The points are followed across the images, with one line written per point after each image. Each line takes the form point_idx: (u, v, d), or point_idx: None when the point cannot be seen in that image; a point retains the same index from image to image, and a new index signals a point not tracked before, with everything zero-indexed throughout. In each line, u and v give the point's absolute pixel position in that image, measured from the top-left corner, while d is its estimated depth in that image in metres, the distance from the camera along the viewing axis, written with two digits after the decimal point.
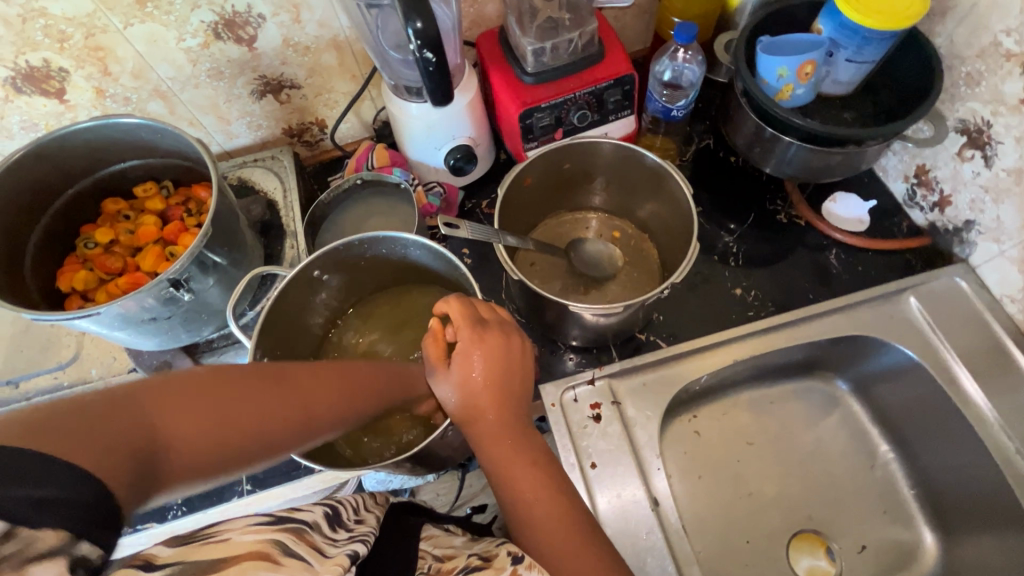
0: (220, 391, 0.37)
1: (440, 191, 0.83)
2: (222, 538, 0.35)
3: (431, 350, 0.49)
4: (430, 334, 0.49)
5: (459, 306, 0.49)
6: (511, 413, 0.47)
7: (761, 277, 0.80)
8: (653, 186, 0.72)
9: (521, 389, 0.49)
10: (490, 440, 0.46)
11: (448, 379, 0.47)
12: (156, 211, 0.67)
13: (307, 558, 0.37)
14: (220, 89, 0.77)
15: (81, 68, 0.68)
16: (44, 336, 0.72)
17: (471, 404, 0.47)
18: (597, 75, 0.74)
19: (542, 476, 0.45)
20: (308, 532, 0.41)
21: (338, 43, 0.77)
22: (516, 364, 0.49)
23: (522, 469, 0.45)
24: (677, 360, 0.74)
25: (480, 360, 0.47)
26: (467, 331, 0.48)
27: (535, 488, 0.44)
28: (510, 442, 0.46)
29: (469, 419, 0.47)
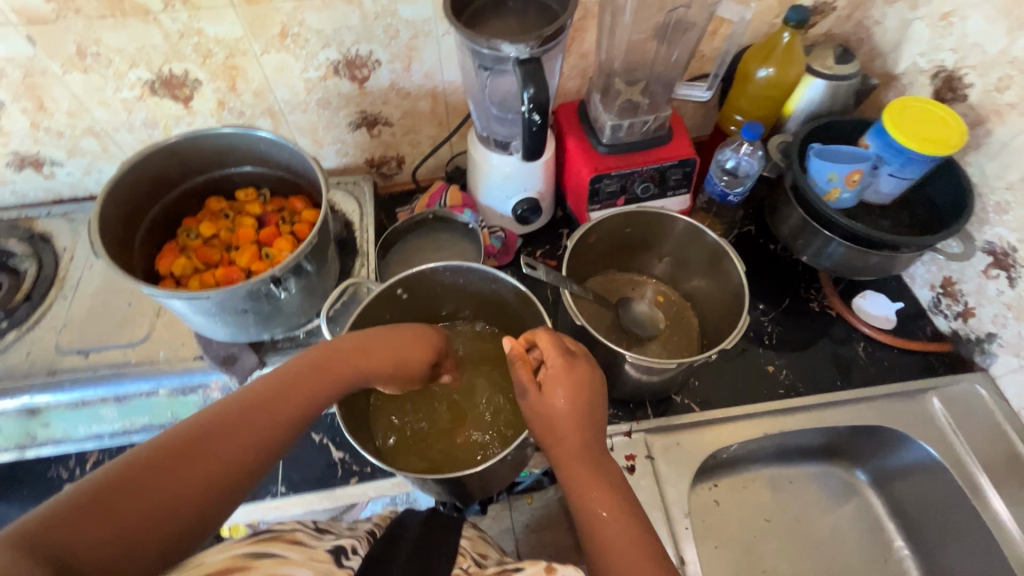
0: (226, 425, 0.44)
1: (503, 236, 0.90)
2: (195, 562, 0.40)
3: (520, 373, 0.53)
4: (517, 360, 0.53)
5: (548, 337, 0.54)
6: (594, 438, 0.51)
7: (794, 358, 0.85)
8: (708, 263, 0.78)
9: (602, 418, 0.53)
10: (571, 463, 0.50)
11: (536, 400, 0.52)
12: (254, 215, 0.73)
13: (282, 553, 0.43)
14: (323, 116, 0.85)
15: (213, 82, 0.77)
16: (120, 313, 0.76)
17: (554, 425, 0.51)
18: (664, 154, 0.82)
19: (618, 500, 0.48)
20: (293, 532, 0.48)
21: (435, 93, 0.86)
22: (601, 395, 0.53)
23: (599, 489, 0.49)
24: (709, 425, 0.78)
25: (568, 385, 0.51)
26: (558, 358, 0.53)
27: (611, 510, 0.47)
28: (590, 467, 0.50)
29: (551, 441, 0.51)
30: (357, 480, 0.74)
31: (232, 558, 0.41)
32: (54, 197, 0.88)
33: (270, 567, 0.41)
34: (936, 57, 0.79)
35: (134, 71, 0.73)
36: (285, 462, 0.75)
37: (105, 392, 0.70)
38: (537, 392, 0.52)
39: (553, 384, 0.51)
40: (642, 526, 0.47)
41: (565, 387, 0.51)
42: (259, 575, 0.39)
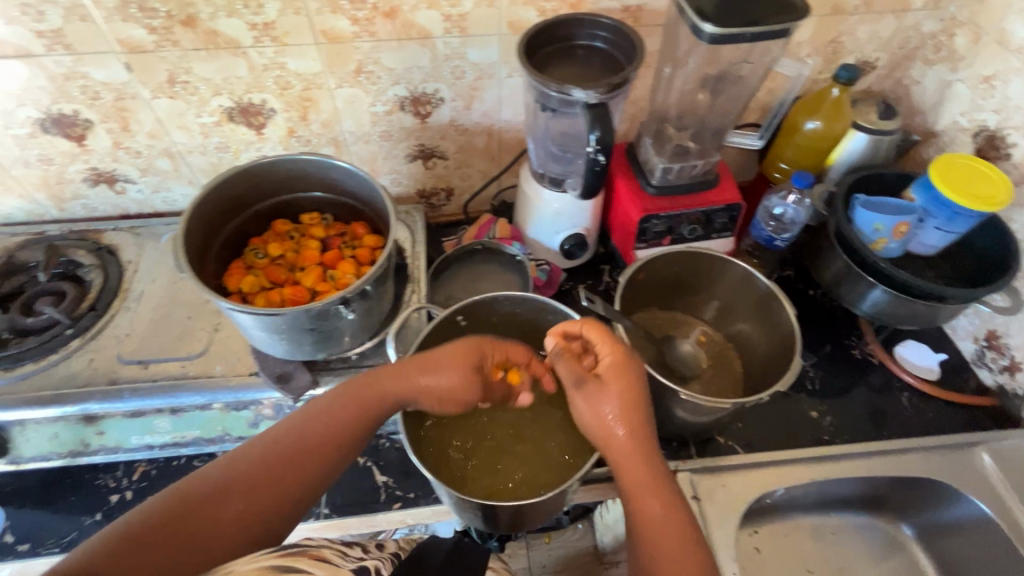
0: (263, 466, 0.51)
1: (548, 269, 0.92)
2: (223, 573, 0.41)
3: (575, 370, 0.61)
4: (570, 358, 0.61)
5: (600, 337, 0.62)
6: (645, 434, 0.59)
7: (836, 405, 0.85)
8: (757, 309, 0.80)
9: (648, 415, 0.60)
10: (628, 458, 0.58)
11: (589, 394, 0.61)
12: (318, 238, 0.76)
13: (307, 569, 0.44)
14: (383, 148, 0.90)
15: (287, 111, 0.81)
16: (181, 327, 0.78)
17: (605, 418, 0.60)
18: (711, 198, 0.85)
19: (662, 494, 0.57)
20: (320, 549, 0.48)
21: (491, 130, 0.90)
22: (646, 395, 0.61)
23: (649, 484, 0.57)
24: (753, 468, 0.77)
25: (623, 385, 0.60)
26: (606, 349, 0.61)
27: (664, 507, 0.56)
28: (646, 463, 0.58)
29: (602, 431, 0.60)
30: (400, 506, 0.74)
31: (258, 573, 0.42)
32: (121, 212, 0.92)
33: None
34: (978, 117, 0.82)
35: (216, 99, 0.78)
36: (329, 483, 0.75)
37: (162, 404, 0.71)
38: (594, 385, 0.60)
39: (611, 384, 0.60)
40: (688, 526, 0.56)
41: (616, 388, 0.60)
42: None
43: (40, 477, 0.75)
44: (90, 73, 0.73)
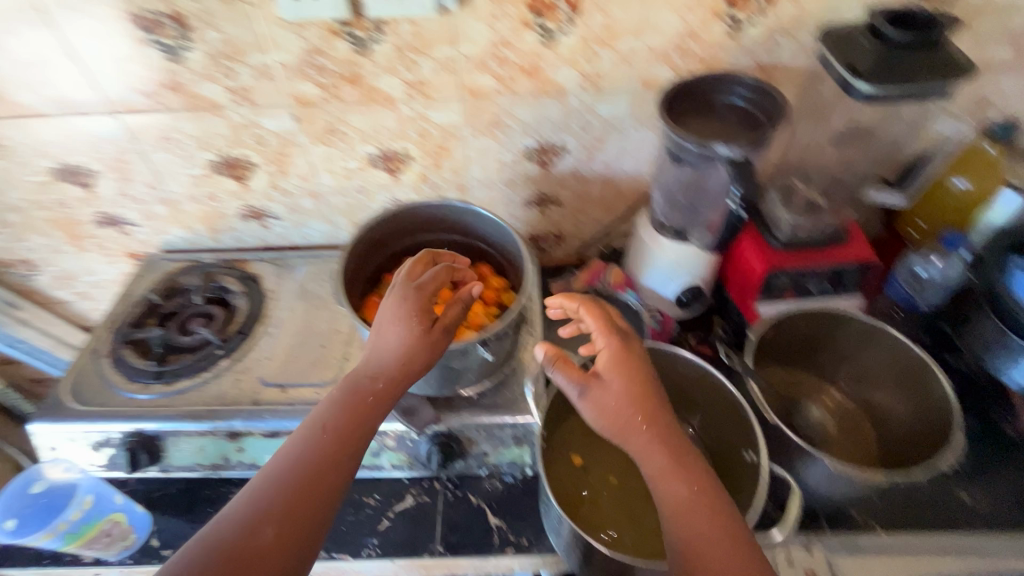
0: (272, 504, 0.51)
1: (660, 317, 0.90)
2: None
3: (572, 372, 0.57)
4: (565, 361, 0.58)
5: (593, 312, 0.60)
6: (671, 428, 0.56)
7: (990, 489, 0.76)
8: (900, 377, 0.75)
9: (658, 395, 0.57)
10: (650, 451, 0.54)
11: (596, 391, 0.56)
12: (448, 277, 0.80)
13: None
14: (504, 194, 0.94)
15: (423, 158, 0.87)
16: (315, 354, 0.83)
17: (619, 412, 0.56)
18: (842, 256, 0.82)
19: (694, 486, 0.53)
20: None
21: (609, 180, 0.92)
22: (646, 371, 0.58)
23: (675, 477, 0.53)
24: (900, 552, 0.70)
25: (623, 375, 0.57)
26: (599, 332, 0.59)
27: (701, 501, 0.52)
28: (670, 454, 0.54)
29: (627, 428, 0.55)
30: (512, 552, 0.73)
31: None
32: (263, 244, 1.01)
33: None
34: None
35: (363, 147, 0.85)
36: (444, 521, 0.76)
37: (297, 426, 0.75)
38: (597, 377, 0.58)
39: (612, 372, 0.57)
40: (727, 519, 0.51)
41: (622, 371, 0.57)
42: None
43: (183, 486, 0.81)
44: (264, 123, 0.82)
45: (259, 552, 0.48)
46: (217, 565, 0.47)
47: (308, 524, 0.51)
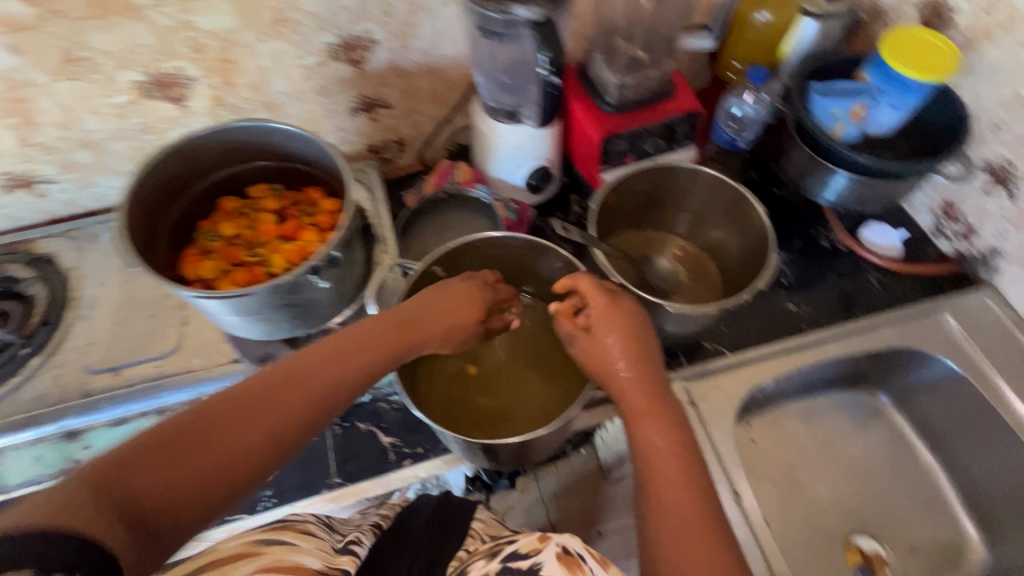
0: (253, 402, 0.48)
1: (516, 208, 0.89)
2: (213, 547, 0.50)
3: (566, 323, 0.58)
4: (562, 309, 0.59)
5: (589, 282, 0.58)
6: (650, 373, 0.54)
7: (810, 296, 0.88)
8: (729, 211, 0.80)
9: (652, 358, 0.56)
10: (632, 394, 0.53)
11: (585, 344, 0.57)
12: (272, 210, 0.72)
13: (290, 541, 0.53)
14: (322, 105, 0.84)
15: (207, 77, 0.74)
16: (145, 325, 0.74)
17: (598, 363, 0.56)
18: (669, 109, 0.84)
19: (673, 448, 0.50)
20: (305, 523, 0.58)
21: (434, 70, 0.85)
22: (644, 336, 0.56)
23: (654, 431, 0.51)
24: (743, 367, 0.80)
25: (618, 332, 0.55)
26: (599, 304, 0.57)
27: (667, 439, 0.50)
28: (650, 398, 0.53)
29: (606, 377, 0.55)
30: (410, 462, 0.75)
31: (244, 545, 0.51)
32: (49, 217, 0.84)
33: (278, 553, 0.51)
34: None
35: (124, 74, 0.70)
36: (336, 454, 0.75)
37: (145, 406, 0.69)
38: (587, 338, 0.57)
39: (602, 331, 0.56)
40: (690, 448, 0.50)
41: (613, 325, 0.55)
42: (268, 560, 0.49)
43: None
44: None
45: (227, 455, 0.45)
46: (192, 433, 0.45)
47: (278, 448, 0.48)
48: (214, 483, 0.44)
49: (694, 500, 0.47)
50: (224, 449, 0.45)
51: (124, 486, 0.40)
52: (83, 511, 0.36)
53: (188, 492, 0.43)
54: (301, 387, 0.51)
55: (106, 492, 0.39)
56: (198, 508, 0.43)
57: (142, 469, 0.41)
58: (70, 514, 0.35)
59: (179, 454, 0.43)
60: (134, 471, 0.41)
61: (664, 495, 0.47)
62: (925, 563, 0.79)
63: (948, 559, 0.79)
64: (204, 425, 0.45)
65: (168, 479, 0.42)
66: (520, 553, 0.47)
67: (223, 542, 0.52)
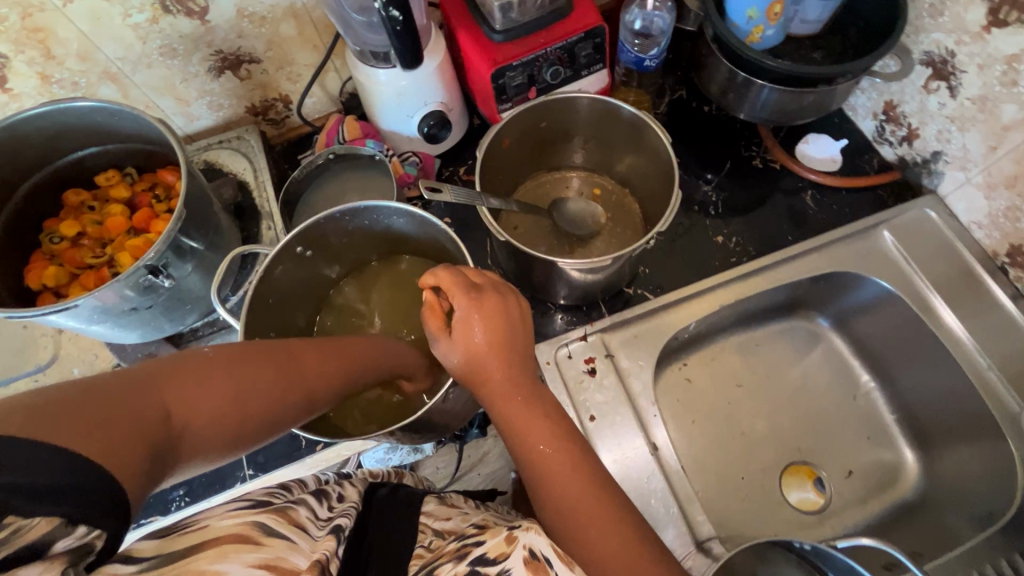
0: (251, 364, 0.42)
1: (417, 160, 0.81)
2: (200, 526, 0.33)
3: (431, 323, 0.48)
4: (427, 308, 0.49)
5: (448, 277, 0.48)
6: (522, 370, 0.48)
7: (741, 223, 0.81)
8: (632, 139, 0.72)
9: (525, 347, 0.49)
10: (505, 400, 0.46)
11: (452, 346, 0.47)
12: (122, 199, 0.64)
13: (294, 535, 0.36)
14: (174, 68, 0.73)
15: (22, 52, 0.64)
16: (17, 339, 0.69)
17: (472, 365, 0.47)
18: (567, 29, 0.73)
19: (556, 431, 0.45)
20: (294, 509, 0.39)
21: (295, 12, 0.74)
22: (517, 326, 0.49)
23: (535, 421, 0.46)
24: (666, 310, 0.75)
25: (489, 329, 0.47)
26: (464, 302, 0.47)
27: (547, 440, 0.45)
28: (522, 399, 0.46)
29: (476, 380, 0.47)
30: (323, 446, 0.72)
31: (246, 524, 0.34)
32: None
33: (282, 547, 0.34)
34: None
35: None
36: None
37: None
38: (450, 341, 0.47)
39: (467, 333, 0.47)
40: (573, 441, 0.45)
41: (482, 324, 0.47)
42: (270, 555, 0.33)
43: None
44: None
45: (213, 416, 0.39)
46: (180, 378, 0.38)
47: (294, 405, 0.44)
48: (227, 425, 0.40)
49: (589, 491, 0.43)
50: (196, 410, 0.38)
51: (90, 419, 0.31)
52: (97, 427, 0.31)
53: (203, 422, 0.38)
54: (298, 363, 0.46)
55: (63, 420, 0.30)
56: (201, 445, 0.38)
57: (109, 405, 0.33)
58: (71, 418, 0.30)
59: (163, 397, 0.37)
60: (103, 404, 0.33)
61: (560, 498, 0.43)
62: (863, 486, 0.78)
63: (886, 479, 0.78)
64: (186, 378, 0.39)
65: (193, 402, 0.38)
66: (487, 557, 0.35)
67: (208, 516, 0.35)
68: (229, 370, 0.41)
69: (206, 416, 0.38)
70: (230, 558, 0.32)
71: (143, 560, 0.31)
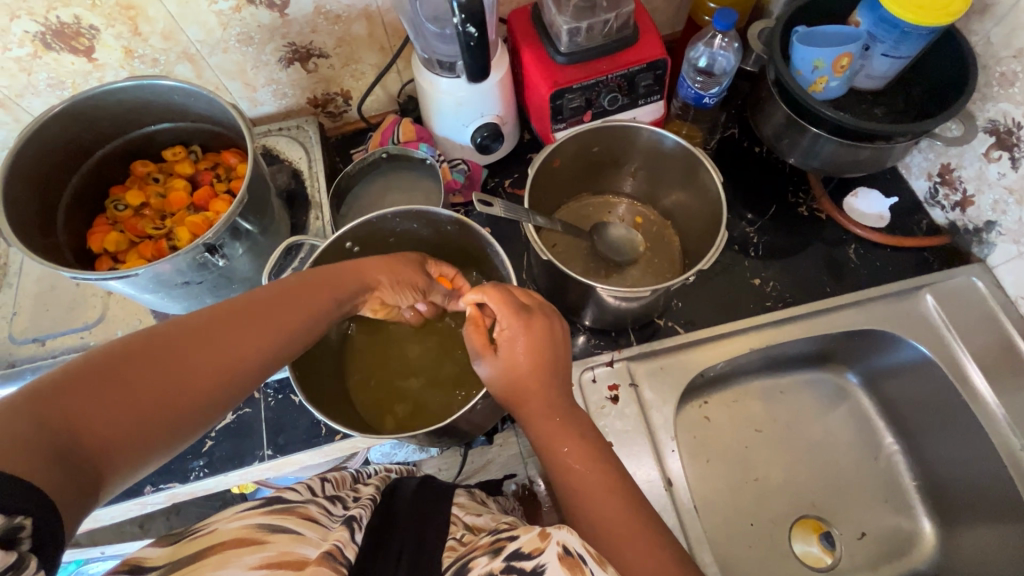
0: (170, 349, 0.41)
1: (466, 168, 0.83)
2: (209, 529, 0.37)
3: (474, 337, 0.50)
4: (471, 322, 0.51)
5: (498, 294, 0.49)
6: (560, 393, 0.48)
7: (780, 269, 0.81)
8: (684, 176, 0.72)
9: (565, 371, 0.50)
10: (542, 419, 0.47)
11: (494, 362, 0.49)
12: (186, 175, 0.67)
13: (298, 530, 0.39)
14: (248, 55, 0.76)
15: (111, 27, 0.68)
16: (69, 296, 0.72)
17: (513, 383, 0.48)
18: (630, 58, 0.74)
19: (590, 451, 0.46)
20: (305, 506, 0.42)
21: (369, 14, 0.76)
22: (561, 350, 0.50)
23: (570, 442, 0.46)
24: (695, 346, 0.75)
25: (532, 349, 0.48)
26: (510, 319, 0.49)
27: (581, 459, 0.45)
28: (559, 420, 0.47)
29: (514, 398, 0.48)
30: (342, 437, 0.74)
31: (248, 529, 0.37)
32: None
33: (285, 543, 0.37)
34: None
35: (17, 24, 0.64)
36: (268, 426, 0.74)
37: None
38: (496, 358, 0.49)
39: (512, 352, 0.48)
40: (606, 465, 0.45)
41: (527, 344, 0.48)
42: (275, 552, 0.35)
43: None
44: None
45: (139, 408, 0.38)
46: (94, 380, 0.37)
47: (227, 380, 0.43)
48: (149, 424, 0.38)
49: (623, 515, 0.42)
50: (117, 410, 0.37)
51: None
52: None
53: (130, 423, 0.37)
54: (228, 338, 0.44)
55: None
56: (136, 445, 0.38)
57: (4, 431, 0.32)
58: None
59: (80, 401, 0.36)
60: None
61: (597, 519, 0.42)
62: (875, 550, 0.76)
63: (899, 546, 0.76)
64: (100, 380, 0.37)
65: (110, 407, 0.37)
66: (522, 552, 0.35)
67: (218, 519, 0.38)
68: (142, 360, 0.39)
69: (130, 413, 0.38)
70: (232, 563, 0.34)
71: (157, 565, 0.34)
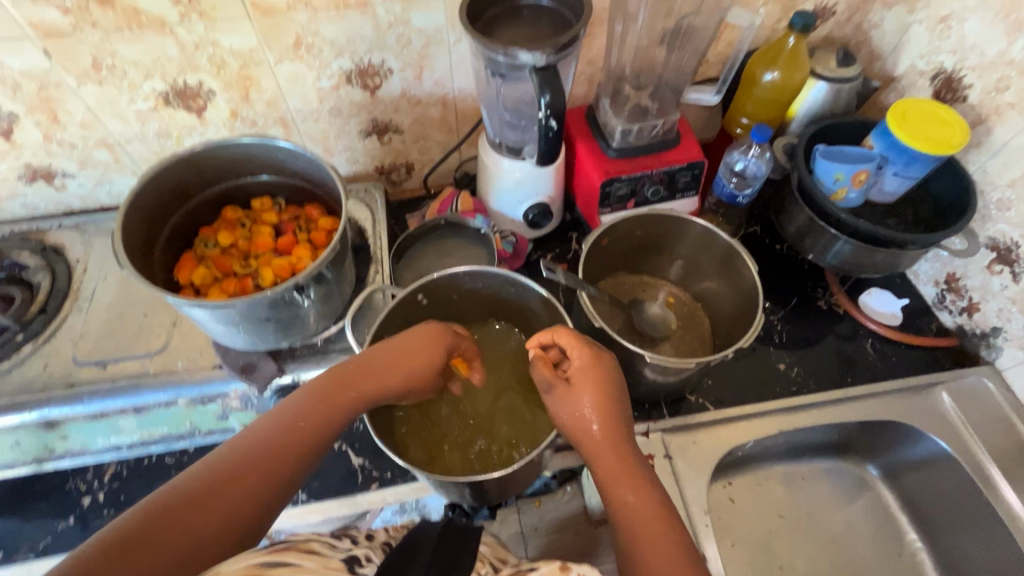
0: (181, 510, 0.41)
1: (514, 240, 0.90)
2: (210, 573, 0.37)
3: (542, 370, 0.55)
4: (539, 357, 0.56)
5: (567, 333, 0.55)
6: (620, 428, 0.52)
7: (804, 356, 0.86)
8: (721, 266, 0.80)
9: (623, 409, 0.53)
10: (599, 450, 0.50)
11: (559, 394, 0.53)
12: (271, 223, 0.73)
13: (299, 560, 0.41)
14: (334, 125, 0.86)
15: (226, 92, 0.77)
16: (137, 324, 0.76)
17: (575, 414, 0.52)
18: (673, 157, 0.83)
19: (642, 484, 0.48)
20: (307, 543, 0.45)
21: (445, 101, 0.87)
22: (620, 389, 0.54)
23: (624, 473, 0.49)
24: (725, 423, 0.79)
25: (595, 386, 0.52)
26: (578, 357, 0.54)
27: (636, 493, 0.48)
28: (615, 452, 0.50)
29: (575, 428, 0.52)
30: (377, 485, 0.75)
31: (250, 566, 0.38)
32: (65, 210, 0.88)
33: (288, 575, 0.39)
34: (936, 59, 0.80)
35: (148, 83, 0.74)
36: None
37: (125, 403, 0.70)
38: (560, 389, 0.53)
39: (580, 383, 0.52)
40: (661, 499, 0.47)
41: (591, 381, 0.52)
42: None
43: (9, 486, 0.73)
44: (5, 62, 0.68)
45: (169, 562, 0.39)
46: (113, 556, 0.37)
47: (244, 513, 0.44)
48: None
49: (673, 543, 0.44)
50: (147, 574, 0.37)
51: None
52: None
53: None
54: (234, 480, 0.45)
55: None
56: None
57: None
58: None
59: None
60: None
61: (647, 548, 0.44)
62: None
63: None
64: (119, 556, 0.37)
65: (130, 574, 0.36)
66: None
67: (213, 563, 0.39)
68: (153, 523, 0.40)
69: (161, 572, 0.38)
70: None
71: None
